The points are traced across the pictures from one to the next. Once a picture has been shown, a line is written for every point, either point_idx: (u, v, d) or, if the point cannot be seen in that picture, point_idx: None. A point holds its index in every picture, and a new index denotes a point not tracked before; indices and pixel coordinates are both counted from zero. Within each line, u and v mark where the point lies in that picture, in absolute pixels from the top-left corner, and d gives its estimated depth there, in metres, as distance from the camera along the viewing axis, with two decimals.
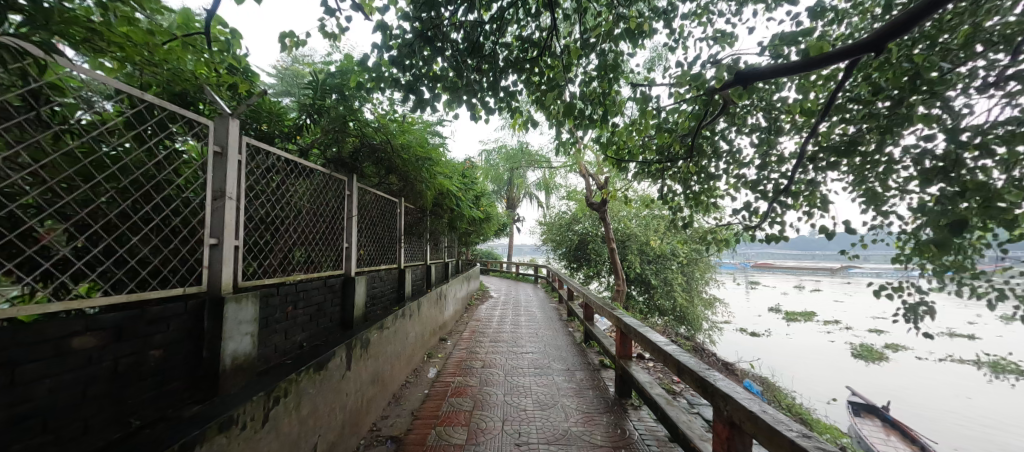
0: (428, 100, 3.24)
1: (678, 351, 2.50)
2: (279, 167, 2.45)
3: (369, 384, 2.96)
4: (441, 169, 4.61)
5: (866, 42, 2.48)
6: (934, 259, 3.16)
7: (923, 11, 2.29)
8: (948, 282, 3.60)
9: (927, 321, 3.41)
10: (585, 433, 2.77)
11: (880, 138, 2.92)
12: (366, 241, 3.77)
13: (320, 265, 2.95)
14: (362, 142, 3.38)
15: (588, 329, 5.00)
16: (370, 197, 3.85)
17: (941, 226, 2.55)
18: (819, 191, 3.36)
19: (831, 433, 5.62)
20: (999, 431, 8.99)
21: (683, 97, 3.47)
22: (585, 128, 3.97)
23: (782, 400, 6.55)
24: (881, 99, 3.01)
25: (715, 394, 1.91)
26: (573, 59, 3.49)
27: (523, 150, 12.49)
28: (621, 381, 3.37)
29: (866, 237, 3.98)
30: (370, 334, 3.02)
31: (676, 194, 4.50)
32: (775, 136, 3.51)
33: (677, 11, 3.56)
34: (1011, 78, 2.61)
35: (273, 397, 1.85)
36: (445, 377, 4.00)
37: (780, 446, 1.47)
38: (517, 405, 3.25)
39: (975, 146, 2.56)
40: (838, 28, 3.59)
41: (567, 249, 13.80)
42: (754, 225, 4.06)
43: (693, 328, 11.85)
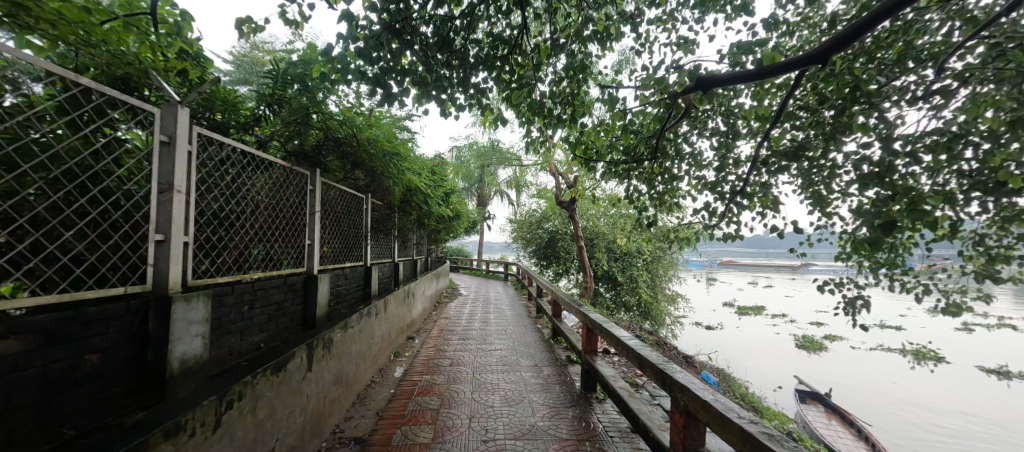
0: (397, 94, 3.16)
1: (639, 346, 2.60)
2: (234, 160, 2.33)
3: (333, 385, 2.88)
4: (409, 165, 4.52)
5: (815, 54, 2.65)
6: (870, 256, 3.44)
7: (862, 28, 2.48)
8: (882, 278, 3.93)
9: (863, 314, 3.70)
10: (551, 428, 2.82)
11: (825, 144, 3.14)
12: (330, 238, 3.66)
13: (280, 263, 2.84)
14: (325, 135, 3.27)
15: (555, 325, 5.08)
16: (334, 193, 3.72)
17: (876, 226, 2.78)
18: (771, 193, 3.58)
19: (779, 418, 6.02)
20: (925, 414, 9.90)
21: (647, 99, 3.57)
22: (554, 128, 4.01)
23: (736, 390, 6.93)
24: (827, 108, 3.23)
25: (674, 386, 1.99)
26: (543, 58, 3.52)
27: (494, 147, 12.46)
28: (587, 376, 3.46)
29: (812, 236, 4.26)
30: (333, 334, 2.94)
31: (641, 194, 4.63)
32: (732, 140, 3.69)
33: (644, 15, 3.67)
34: (936, 93, 2.88)
35: (226, 401, 1.76)
36: (412, 376, 3.95)
37: (730, 434, 1.56)
38: (485, 402, 3.26)
39: (904, 154, 2.81)
40: (791, 40, 3.81)
41: (537, 246, 13.93)
42: (713, 225, 4.26)
43: (657, 323, 12.30)
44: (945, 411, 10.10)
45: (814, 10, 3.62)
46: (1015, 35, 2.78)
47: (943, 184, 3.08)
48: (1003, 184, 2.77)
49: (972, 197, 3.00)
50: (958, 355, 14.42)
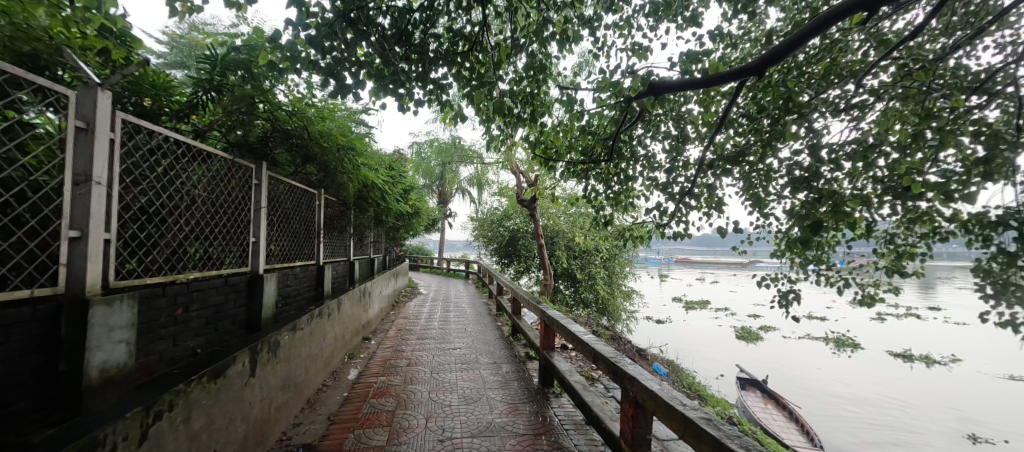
0: (351, 86, 3.04)
1: (594, 341, 2.69)
2: (166, 149, 2.14)
3: (279, 390, 2.74)
4: (365, 161, 4.37)
5: (754, 65, 2.85)
6: (800, 253, 3.77)
7: (793, 44, 2.71)
8: (811, 273, 4.32)
9: (795, 306, 4.05)
10: (508, 424, 2.84)
11: (763, 150, 3.40)
12: (279, 235, 3.46)
13: (220, 262, 2.65)
14: (273, 127, 3.08)
15: (515, 322, 5.13)
16: (283, 187, 3.52)
17: (806, 226, 3.05)
18: (715, 194, 3.82)
19: (722, 404, 6.46)
20: (846, 395, 11.01)
21: (604, 102, 3.68)
22: (514, 127, 4.03)
23: (684, 380, 7.34)
24: (765, 117, 3.50)
25: (624, 378, 2.08)
26: (503, 57, 3.52)
27: (455, 144, 12.27)
28: (544, 371, 3.53)
29: (752, 235, 4.60)
30: (280, 336, 2.79)
31: (598, 193, 4.77)
32: (682, 144, 3.90)
33: (601, 21, 3.78)
34: (854, 107, 3.21)
35: (154, 412, 1.62)
36: (367, 378, 3.83)
37: (675, 421, 1.65)
38: (443, 401, 3.23)
39: (828, 161, 3.11)
40: (735, 52, 4.08)
41: (498, 244, 13.95)
42: (664, 224, 4.48)
43: (613, 319, 12.77)
44: (862, 392, 11.29)
45: (754, 25, 3.90)
46: (918, 59, 3.17)
47: (861, 189, 3.43)
48: (907, 190, 3.14)
49: (884, 200, 3.38)
50: (873, 341, 16.17)
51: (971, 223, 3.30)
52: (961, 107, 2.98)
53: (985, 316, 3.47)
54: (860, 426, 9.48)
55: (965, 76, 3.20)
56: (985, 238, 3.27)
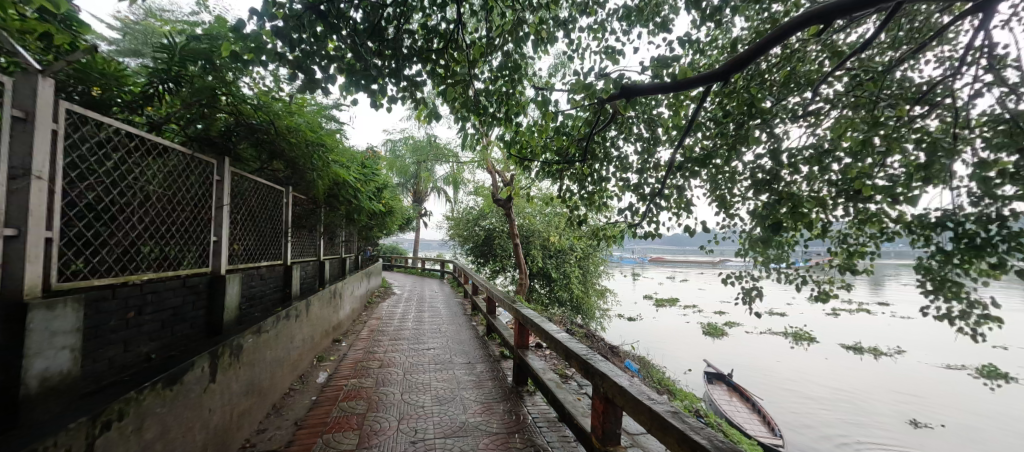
0: (320, 81, 2.95)
1: (567, 339, 2.72)
2: (118, 142, 2.01)
3: (242, 396, 2.62)
4: (335, 158, 4.24)
5: (720, 71, 2.95)
6: (762, 252, 3.96)
7: (755, 53, 2.83)
8: (772, 271, 4.54)
9: (757, 302, 4.25)
10: (482, 423, 2.84)
11: (728, 153, 3.54)
12: (243, 234, 3.31)
13: (178, 262, 2.51)
14: (237, 121, 2.95)
15: (490, 322, 5.12)
16: (247, 184, 3.37)
17: (767, 226, 3.20)
18: (684, 195, 3.95)
19: (690, 398, 6.68)
20: (804, 387, 11.65)
21: (578, 103, 3.72)
22: (489, 126, 4.02)
23: (654, 376, 7.55)
24: (730, 122, 3.64)
25: (596, 375, 2.12)
26: (478, 56, 3.51)
27: (431, 142, 12.10)
28: (518, 370, 3.54)
29: (719, 235, 4.78)
30: (244, 340, 2.67)
31: (573, 193, 4.83)
32: (654, 146, 4.01)
33: (576, 23, 3.83)
34: (811, 114, 3.40)
35: (103, 422, 1.52)
36: (337, 380, 3.73)
37: (643, 415, 1.70)
38: (416, 403, 3.19)
39: (787, 165, 3.27)
40: (703, 58, 4.22)
41: (474, 244, 13.89)
42: (636, 223, 4.59)
43: (587, 317, 12.96)
44: (819, 383, 11.97)
45: (721, 33, 4.06)
46: (868, 70, 3.39)
47: (818, 191, 3.63)
48: (858, 192, 3.35)
49: (837, 202, 3.59)
50: (828, 335, 17.17)
51: (914, 224, 3.56)
52: (905, 116, 3.22)
53: (924, 310, 3.76)
54: (816, 415, 10.06)
55: (909, 88, 3.45)
56: (926, 238, 3.53)
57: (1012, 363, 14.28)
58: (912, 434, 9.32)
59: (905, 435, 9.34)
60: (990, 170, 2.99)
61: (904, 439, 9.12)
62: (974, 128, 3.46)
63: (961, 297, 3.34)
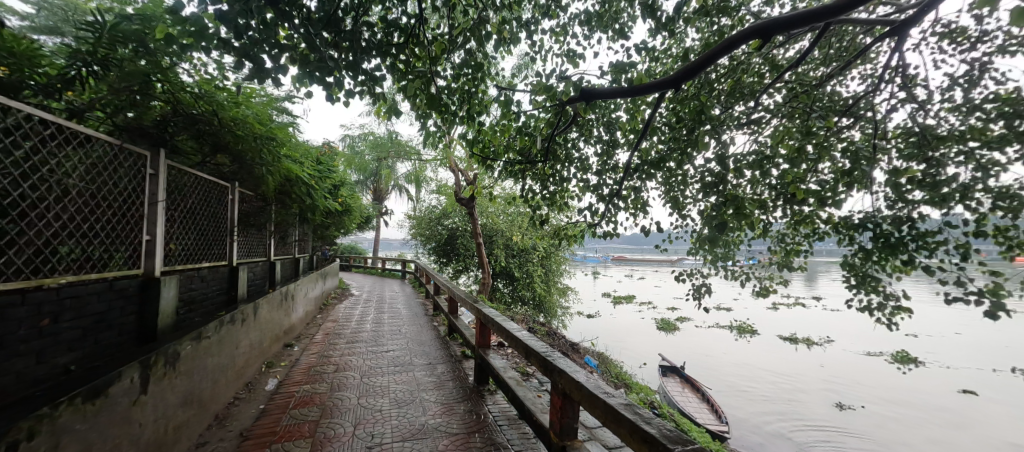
0: (270, 71, 2.78)
1: (528, 337, 2.76)
2: (28, 129, 1.79)
3: (178, 407, 2.43)
4: (287, 152, 4.02)
5: (672, 79, 3.10)
6: (710, 251, 4.21)
7: (703, 63, 2.99)
8: (720, 269, 4.83)
9: (706, 298, 4.51)
10: (441, 424, 2.81)
11: (681, 157, 3.73)
12: (181, 233, 3.07)
13: (104, 264, 2.29)
14: (173, 110, 2.73)
15: (451, 322, 5.07)
16: (187, 179, 3.12)
17: (714, 226, 3.40)
18: (640, 196, 4.12)
19: (646, 391, 6.97)
20: (749, 376, 12.50)
21: (540, 104, 3.78)
22: (451, 124, 3.98)
23: (613, 371, 7.80)
24: (683, 127, 3.83)
25: (554, 371, 2.16)
26: (440, 52, 3.46)
27: (392, 138, 11.76)
28: (479, 369, 3.54)
29: (672, 234, 5.02)
30: (181, 347, 2.48)
31: (535, 193, 4.88)
32: (612, 148, 4.13)
33: (538, 25, 3.88)
34: (753, 122, 3.65)
35: (8, 443, 1.36)
36: (288, 387, 3.54)
37: (599, 409, 1.75)
38: (372, 406, 3.10)
39: (732, 169, 3.50)
40: (658, 65, 4.41)
41: (436, 243, 13.68)
42: (595, 223, 4.71)
43: (549, 315, 13.15)
44: (761, 372, 12.89)
45: (675, 43, 4.26)
46: (803, 83, 3.69)
47: (759, 194, 3.91)
48: (794, 196, 3.66)
49: (776, 205, 3.88)
50: (770, 328, 18.52)
51: (840, 225, 3.93)
52: (834, 127, 3.54)
53: (849, 303, 4.16)
54: (758, 402, 10.83)
55: (838, 101, 3.80)
56: (850, 237, 3.91)
57: (921, 350, 16.11)
58: (839, 415, 10.28)
59: (834, 416, 10.27)
60: (902, 177, 3.37)
61: (833, 420, 10.04)
62: (891, 139, 3.87)
63: (879, 290, 3.73)
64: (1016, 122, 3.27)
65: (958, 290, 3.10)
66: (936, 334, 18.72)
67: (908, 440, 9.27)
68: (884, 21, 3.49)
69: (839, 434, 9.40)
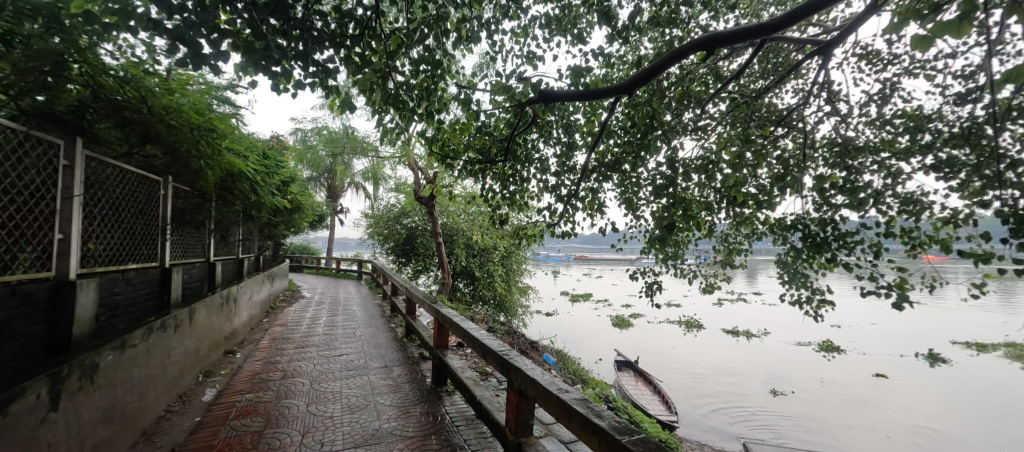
0: (209, 57, 2.58)
1: (486, 336, 2.76)
2: None
3: (97, 424, 2.19)
4: (230, 145, 3.75)
5: (625, 85, 3.22)
6: (661, 250, 4.42)
7: (654, 71, 3.13)
8: (670, 266, 5.08)
9: (657, 295, 4.73)
10: (396, 428, 2.74)
11: (634, 160, 3.90)
12: (103, 231, 2.77)
13: (8, 265, 2.02)
14: (93, 95, 2.44)
15: (409, 323, 4.95)
16: (110, 172, 2.82)
17: (665, 227, 3.58)
18: (597, 197, 4.25)
19: (602, 386, 7.18)
20: (697, 368, 13.25)
21: (500, 104, 3.79)
22: (409, 121, 3.89)
23: (570, 367, 7.97)
24: (636, 132, 4.00)
25: (510, 369, 2.18)
26: (398, 47, 3.38)
27: (347, 134, 11.28)
28: (437, 371, 3.49)
29: (627, 234, 5.21)
30: (101, 357, 2.24)
31: (495, 193, 4.88)
32: (571, 150, 4.24)
33: (498, 25, 3.89)
34: (699, 129, 3.89)
35: None
36: (228, 397, 3.31)
37: (552, 404, 1.79)
38: (323, 413, 2.96)
39: (680, 173, 3.71)
40: (614, 71, 4.58)
41: (394, 243, 13.30)
42: (554, 223, 4.80)
43: (510, 315, 13.20)
44: (708, 364, 13.72)
45: (630, 50, 4.44)
46: (744, 94, 3.98)
47: (705, 196, 4.17)
48: (735, 199, 3.93)
49: (720, 207, 4.15)
50: (716, 322, 19.75)
51: (775, 226, 4.27)
52: (769, 135, 3.84)
53: (783, 297, 4.53)
54: (705, 391, 11.53)
55: (773, 112, 4.13)
56: (783, 237, 4.27)
57: (843, 339, 17.86)
58: (775, 401, 11.19)
59: (770, 401, 11.15)
60: (826, 183, 3.72)
61: (769, 405, 10.91)
62: (817, 148, 4.26)
63: (807, 285, 4.10)
64: (918, 136, 3.72)
65: (871, 285, 3.48)
66: (856, 325, 20.85)
67: (832, 421, 10.26)
68: (812, 40, 3.83)
69: (775, 418, 10.22)
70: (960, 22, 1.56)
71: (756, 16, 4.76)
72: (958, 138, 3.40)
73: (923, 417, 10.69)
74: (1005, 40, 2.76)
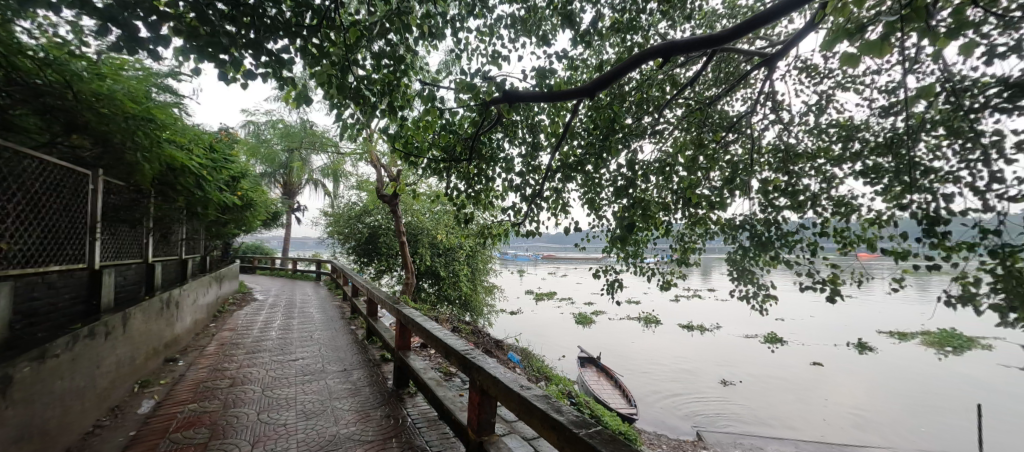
0: (146, 40, 2.37)
1: (448, 336, 2.75)
2: None
3: (10, 444, 1.96)
4: (171, 137, 3.47)
5: (587, 88, 3.30)
6: (622, 249, 4.57)
7: (613, 75, 3.22)
8: (630, 265, 5.26)
9: (618, 292, 4.89)
10: (355, 433, 2.66)
11: (596, 162, 4.00)
12: (19, 230, 2.49)
13: None
14: (6, 78, 2.18)
15: (370, 325, 4.81)
16: (28, 164, 2.54)
17: (624, 227, 3.72)
18: (560, 197, 4.34)
19: (566, 382, 7.32)
20: (656, 362, 13.81)
21: (465, 103, 3.77)
22: (370, 117, 3.77)
23: (535, 365, 8.07)
24: (598, 134, 4.10)
25: (472, 368, 2.17)
26: (359, 40, 3.26)
27: (304, 128, 10.75)
28: (399, 373, 3.42)
29: (589, 234, 5.34)
30: (16, 370, 2.01)
31: (460, 192, 4.84)
32: (535, 151, 4.29)
33: (463, 23, 3.86)
34: (656, 133, 4.06)
35: None
36: (168, 408, 3.07)
37: (512, 401, 1.81)
38: (276, 421, 2.82)
39: (638, 175, 3.85)
40: (577, 73, 4.67)
41: (355, 242, 12.85)
42: (519, 222, 4.83)
43: (475, 314, 13.15)
44: (666, 358, 14.34)
45: (593, 54, 4.54)
46: (698, 101, 4.19)
47: (662, 198, 4.35)
48: (689, 200, 4.14)
49: (676, 208, 4.35)
50: (674, 318, 20.66)
51: (726, 226, 4.54)
52: (721, 140, 4.07)
53: (732, 292, 4.82)
54: (663, 384, 12.05)
55: (725, 118, 4.38)
56: (732, 236, 4.54)
57: (786, 331, 19.26)
58: (726, 390, 11.89)
59: (722, 391, 11.83)
60: (770, 186, 4.00)
61: (721, 395, 11.58)
62: (763, 154, 4.57)
63: (754, 281, 4.39)
64: (849, 144, 4.08)
65: (808, 280, 3.78)
66: (797, 318, 22.56)
67: (776, 407, 11.05)
68: (759, 53, 4.10)
69: (726, 407, 10.86)
70: (882, 43, 1.72)
71: (710, 27, 5.03)
72: (882, 147, 3.77)
73: (852, 401, 11.76)
74: (920, 61, 3.08)
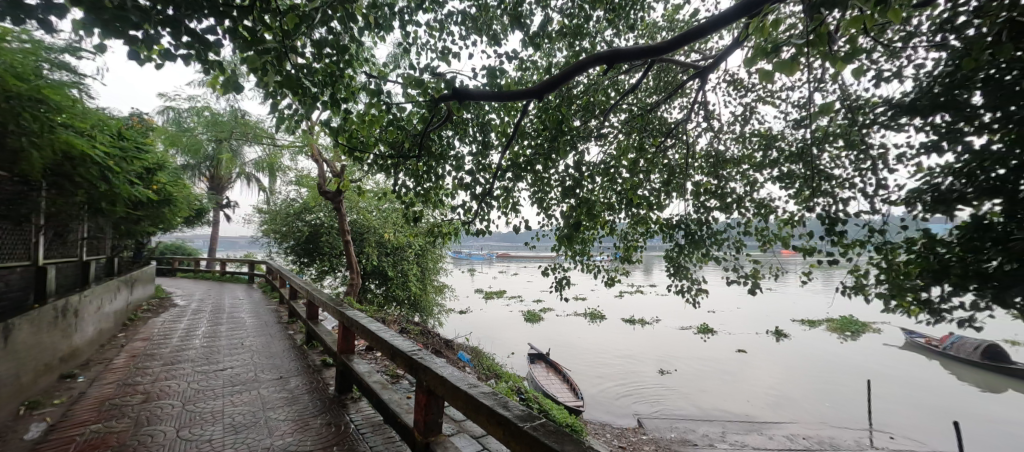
0: (33, 8, 2.04)
1: (395, 338, 2.67)
2: None
3: None
4: (68, 121, 3.02)
5: (536, 90, 3.36)
6: (569, 247, 4.72)
7: (561, 79, 3.30)
8: (578, 262, 5.44)
9: (565, 289, 5.04)
10: (292, 444, 2.51)
11: (545, 162, 4.10)
12: None
13: None
14: None
15: (310, 329, 4.53)
16: None
17: (571, 225, 3.85)
18: (509, 196, 4.38)
19: (515, 379, 7.41)
20: (602, 356, 14.42)
21: (414, 98, 3.67)
22: (311, 108, 3.55)
23: (485, 363, 8.09)
24: (547, 135, 4.19)
25: (419, 368, 2.13)
26: (299, 26, 3.06)
27: (235, 117, 9.84)
28: (341, 378, 3.26)
29: (539, 232, 5.44)
30: None
31: (408, 188, 4.71)
32: (485, 149, 4.29)
33: (412, 15, 3.75)
34: (601, 136, 4.24)
35: None
36: (64, 431, 2.68)
37: (460, 400, 1.80)
38: (199, 437, 2.58)
39: (584, 176, 4.01)
40: (527, 74, 4.73)
41: (294, 242, 12.03)
42: (468, 221, 4.81)
43: (425, 314, 12.90)
44: (611, 351, 15.02)
45: (543, 56, 4.62)
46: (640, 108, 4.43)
47: (607, 198, 4.56)
48: (631, 200, 4.38)
49: (619, 208, 4.57)
50: (618, 313, 21.70)
51: (664, 225, 4.85)
52: (659, 145, 4.34)
53: (669, 287, 5.16)
54: (608, 376, 12.63)
55: (663, 125, 4.67)
56: (669, 235, 4.86)
57: (717, 322, 20.99)
58: (664, 379, 12.73)
59: (661, 380, 12.65)
60: (702, 189, 4.34)
61: (661, 383, 12.37)
62: (697, 158, 4.94)
63: (688, 277, 4.73)
64: (768, 152, 4.54)
65: (734, 275, 4.15)
66: (725, 309, 24.71)
67: (707, 391, 12.04)
68: (694, 65, 4.42)
69: (664, 394, 11.63)
70: (791, 62, 1.94)
71: (652, 38, 5.34)
72: (794, 156, 4.24)
73: (770, 382, 13.15)
74: (824, 80, 3.50)
